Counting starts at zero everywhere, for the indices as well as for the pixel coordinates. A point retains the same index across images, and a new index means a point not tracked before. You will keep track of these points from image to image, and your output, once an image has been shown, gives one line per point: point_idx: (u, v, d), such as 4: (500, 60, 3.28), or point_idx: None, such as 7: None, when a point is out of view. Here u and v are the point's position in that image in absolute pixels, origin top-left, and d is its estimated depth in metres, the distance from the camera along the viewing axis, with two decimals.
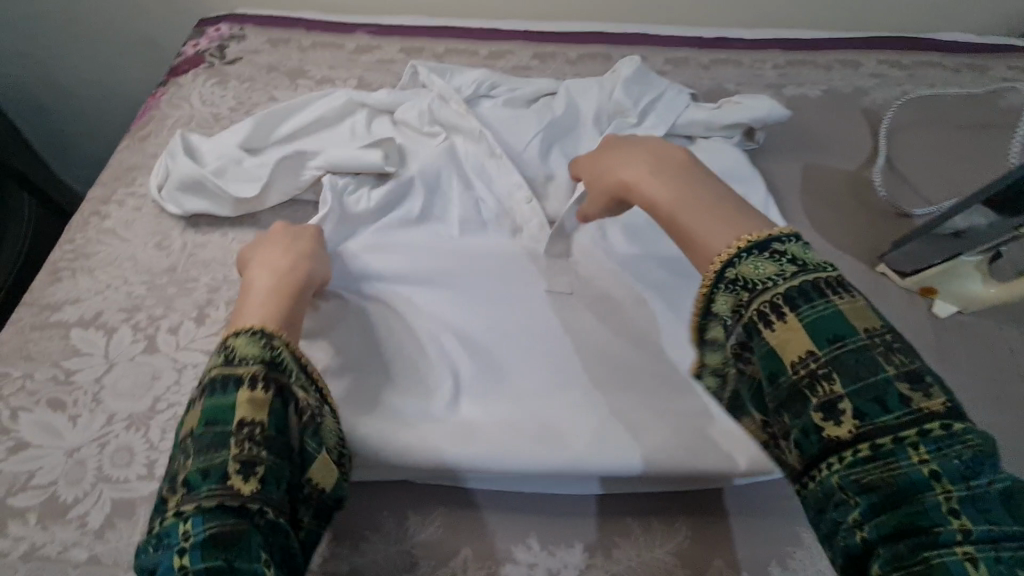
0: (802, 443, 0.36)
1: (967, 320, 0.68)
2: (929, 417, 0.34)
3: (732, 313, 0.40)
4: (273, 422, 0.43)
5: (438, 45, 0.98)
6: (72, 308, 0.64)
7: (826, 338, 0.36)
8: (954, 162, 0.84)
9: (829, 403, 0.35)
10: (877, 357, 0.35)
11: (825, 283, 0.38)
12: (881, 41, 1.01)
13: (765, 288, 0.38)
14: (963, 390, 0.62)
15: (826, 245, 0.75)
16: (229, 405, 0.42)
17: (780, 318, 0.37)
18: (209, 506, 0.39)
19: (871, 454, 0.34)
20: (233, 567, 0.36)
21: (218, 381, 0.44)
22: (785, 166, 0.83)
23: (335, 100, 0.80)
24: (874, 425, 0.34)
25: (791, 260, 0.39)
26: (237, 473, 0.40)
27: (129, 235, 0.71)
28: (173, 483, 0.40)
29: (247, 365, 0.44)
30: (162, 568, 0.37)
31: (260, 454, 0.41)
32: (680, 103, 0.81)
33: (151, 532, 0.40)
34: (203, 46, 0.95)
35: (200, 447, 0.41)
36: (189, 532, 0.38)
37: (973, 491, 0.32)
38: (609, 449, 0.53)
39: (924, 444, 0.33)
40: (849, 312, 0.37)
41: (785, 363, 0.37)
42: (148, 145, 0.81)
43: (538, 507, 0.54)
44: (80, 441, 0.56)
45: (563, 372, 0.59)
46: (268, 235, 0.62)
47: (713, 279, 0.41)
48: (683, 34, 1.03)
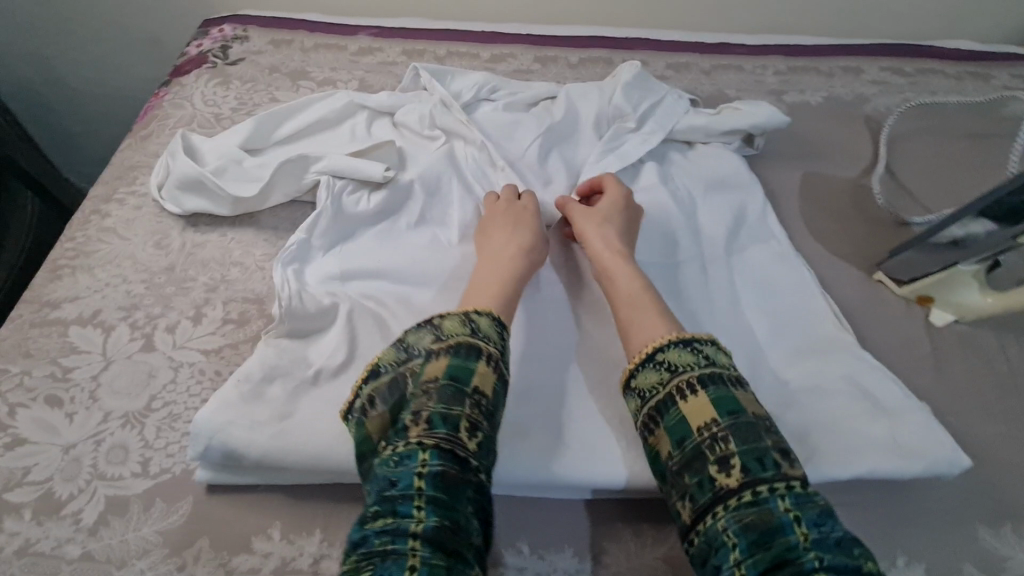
0: (697, 494, 0.46)
1: (965, 329, 0.67)
2: (793, 479, 0.45)
3: (652, 386, 0.52)
4: (493, 401, 0.50)
5: (440, 48, 0.98)
6: (72, 306, 0.65)
7: (725, 410, 0.48)
8: (955, 170, 0.84)
9: (723, 459, 0.46)
10: (761, 431, 0.48)
11: (727, 377, 0.51)
12: (884, 47, 1.01)
13: (684, 371, 0.51)
14: (960, 399, 0.62)
15: (823, 253, 0.75)
16: (471, 370, 0.50)
17: (691, 393, 0.50)
18: (444, 448, 0.46)
19: (752, 498, 0.44)
20: (457, 504, 0.44)
21: (463, 347, 0.52)
22: (784, 173, 0.83)
23: (335, 102, 0.80)
24: (757, 478, 0.45)
25: (704, 355, 0.52)
26: (466, 430, 0.47)
27: (129, 234, 0.72)
28: (417, 416, 0.47)
29: (487, 345, 0.53)
30: (402, 485, 0.44)
31: (481, 421, 0.48)
32: (678, 112, 0.81)
33: (389, 452, 0.46)
34: (207, 46, 0.96)
35: (443, 396, 0.48)
36: (428, 462, 0.45)
37: (822, 534, 0.42)
38: (599, 457, 0.54)
39: (788, 495, 0.44)
40: (742, 398, 0.50)
41: (693, 429, 0.48)
42: (149, 145, 0.82)
43: (528, 511, 0.54)
44: (76, 438, 0.56)
45: (557, 378, 0.59)
46: (496, 208, 0.69)
47: (644, 358, 0.54)
48: (684, 39, 1.03)
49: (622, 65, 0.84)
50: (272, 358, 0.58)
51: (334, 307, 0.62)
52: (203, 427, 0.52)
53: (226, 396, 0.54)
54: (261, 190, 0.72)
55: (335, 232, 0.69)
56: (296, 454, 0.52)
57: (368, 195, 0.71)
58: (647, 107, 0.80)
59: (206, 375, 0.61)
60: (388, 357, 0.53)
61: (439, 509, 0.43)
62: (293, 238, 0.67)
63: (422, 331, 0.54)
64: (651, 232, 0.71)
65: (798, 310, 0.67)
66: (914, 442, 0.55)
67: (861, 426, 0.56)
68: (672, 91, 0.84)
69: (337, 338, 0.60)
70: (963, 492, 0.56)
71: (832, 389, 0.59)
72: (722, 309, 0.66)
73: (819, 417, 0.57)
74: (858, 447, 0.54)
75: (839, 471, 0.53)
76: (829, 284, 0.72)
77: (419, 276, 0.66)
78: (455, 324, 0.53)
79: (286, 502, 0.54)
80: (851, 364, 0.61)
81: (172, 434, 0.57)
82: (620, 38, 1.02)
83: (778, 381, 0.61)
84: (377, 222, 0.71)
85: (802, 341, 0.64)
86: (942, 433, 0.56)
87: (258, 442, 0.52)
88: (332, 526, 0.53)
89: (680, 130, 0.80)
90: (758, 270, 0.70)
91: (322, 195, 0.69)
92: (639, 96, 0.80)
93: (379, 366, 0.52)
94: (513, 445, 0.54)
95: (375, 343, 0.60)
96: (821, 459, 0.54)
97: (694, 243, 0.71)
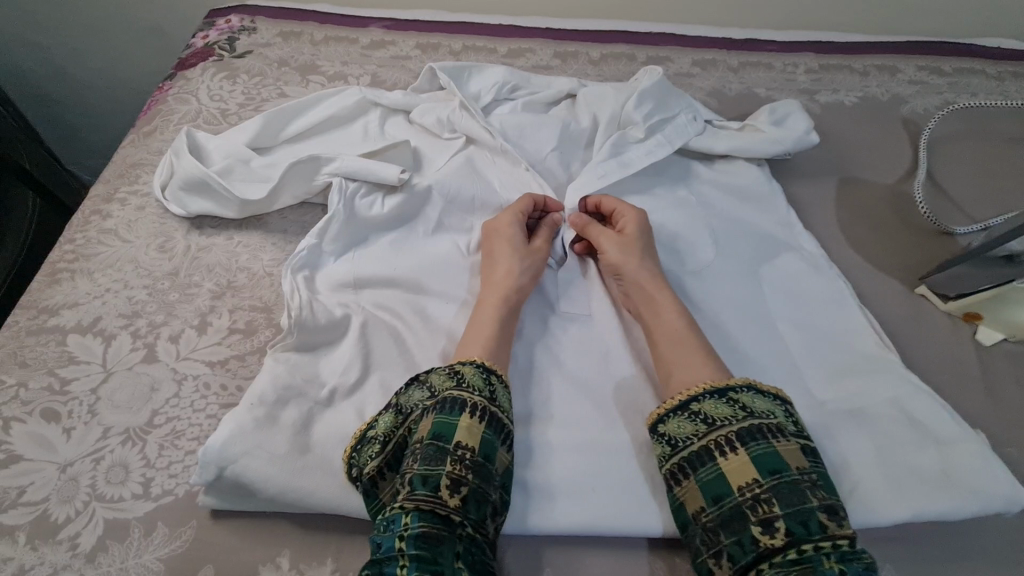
0: (737, 553, 0.44)
1: (1015, 348, 0.64)
2: (841, 538, 0.43)
3: (686, 437, 0.49)
4: (482, 450, 0.47)
5: (455, 42, 0.94)
6: (71, 313, 0.62)
7: (768, 469, 0.46)
8: (999, 177, 0.80)
9: (767, 520, 0.44)
10: (805, 490, 0.45)
11: (768, 428, 0.48)
12: (921, 44, 0.96)
13: (722, 425, 0.48)
14: (1012, 425, 0.58)
15: (862, 264, 0.71)
16: (453, 424, 0.48)
17: (731, 449, 0.47)
18: (425, 508, 0.44)
19: (797, 557, 0.42)
20: (437, 562, 0.42)
21: (446, 401, 0.49)
22: (818, 179, 0.79)
23: (347, 98, 0.76)
24: (801, 539, 0.43)
25: (742, 406, 0.49)
26: (447, 488, 0.45)
27: (131, 236, 0.68)
28: (402, 478, 0.46)
29: (472, 393, 0.50)
30: (386, 548, 0.43)
31: (467, 476, 0.46)
32: (691, 128, 0.75)
33: (381, 517, 0.46)
34: (213, 38, 0.92)
35: (425, 456, 0.46)
36: (410, 525, 0.43)
37: None
38: (632, 501, 0.51)
39: (835, 554, 0.42)
40: (786, 452, 0.46)
41: (732, 487, 0.46)
42: (153, 141, 0.78)
43: (554, 544, 0.51)
44: (74, 455, 0.53)
45: (579, 407, 0.56)
46: (493, 235, 0.65)
47: (677, 405, 0.51)
48: (711, 35, 0.98)
49: (650, 69, 0.79)
50: (283, 377, 0.54)
51: (346, 319, 0.59)
52: (213, 454, 0.49)
53: (239, 421, 0.51)
54: (270, 191, 0.68)
55: (346, 238, 0.65)
56: (318, 486, 0.49)
57: (383, 198, 0.68)
58: (661, 116, 0.75)
59: (212, 389, 0.57)
60: (385, 418, 0.51)
61: (422, 566, 0.42)
62: (304, 244, 0.63)
63: (412, 387, 0.52)
64: (677, 245, 0.68)
65: (837, 327, 0.63)
66: (966, 477, 0.51)
67: (907, 457, 0.53)
68: (694, 104, 0.78)
69: (351, 355, 0.57)
70: (1015, 527, 0.53)
71: (875, 414, 0.56)
72: (751, 323, 0.62)
73: (862, 447, 0.53)
74: (904, 484, 0.51)
75: (883, 509, 0.50)
76: (868, 299, 0.68)
77: (437, 287, 0.64)
78: (442, 375, 0.52)
79: (296, 528, 0.50)
80: (896, 387, 0.57)
81: (175, 452, 0.53)
82: (644, 33, 0.98)
83: (814, 404, 0.57)
84: (391, 227, 0.67)
85: (839, 358, 0.60)
86: (998, 466, 0.52)
87: (269, 470, 0.49)
88: (346, 558, 0.49)
89: (693, 144, 0.75)
90: (793, 283, 0.66)
91: (335, 199, 0.65)
92: (652, 106, 0.74)
93: (376, 427, 0.51)
94: (540, 487, 0.51)
95: (395, 362, 0.57)
96: (862, 496, 0.50)
97: (725, 257, 0.67)
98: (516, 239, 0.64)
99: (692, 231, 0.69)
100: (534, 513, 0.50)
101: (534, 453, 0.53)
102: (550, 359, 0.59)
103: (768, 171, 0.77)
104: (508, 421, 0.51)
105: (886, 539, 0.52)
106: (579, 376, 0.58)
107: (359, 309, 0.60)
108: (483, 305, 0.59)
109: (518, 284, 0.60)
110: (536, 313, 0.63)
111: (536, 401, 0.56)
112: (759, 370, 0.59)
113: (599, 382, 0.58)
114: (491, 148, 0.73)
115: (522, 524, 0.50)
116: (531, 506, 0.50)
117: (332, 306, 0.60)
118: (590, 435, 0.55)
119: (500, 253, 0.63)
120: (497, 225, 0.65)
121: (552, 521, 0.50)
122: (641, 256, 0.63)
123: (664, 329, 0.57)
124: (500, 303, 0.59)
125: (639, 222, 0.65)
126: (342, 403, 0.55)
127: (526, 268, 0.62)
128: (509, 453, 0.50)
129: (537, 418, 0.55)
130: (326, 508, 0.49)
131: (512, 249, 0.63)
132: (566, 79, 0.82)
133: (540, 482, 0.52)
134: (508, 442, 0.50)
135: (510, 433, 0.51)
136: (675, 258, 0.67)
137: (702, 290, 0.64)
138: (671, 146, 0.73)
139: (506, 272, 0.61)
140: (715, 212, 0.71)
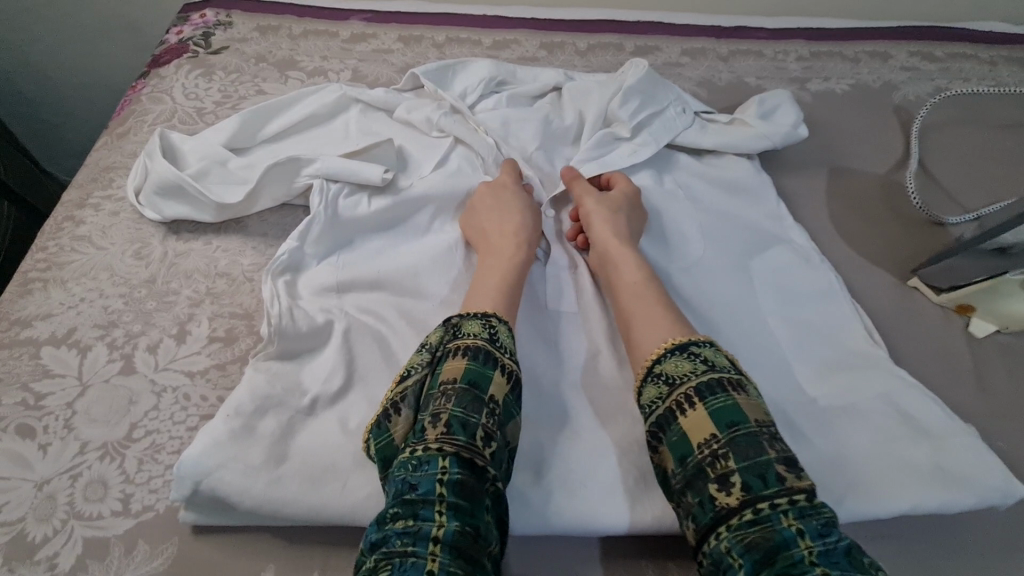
0: (699, 514, 0.43)
1: (1008, 339, 0.63)
2: (799, 492, 0.42)
3: (652, 401, 0.49)
4: (511, 409, 0.48)
5: (438, 34, 0.92)
6: (44, 324, 0.60)
7: (724, 423, 0.45)
8: (992, 165, 0.79)
9: (724, 476, 0.43)
10: (763, 442, 0.44)
11: (727, 381, 0.47)
12: (913, 30, 0.94)
13: (682, 383, 0.48)
14: (1005, 417, 0.58)
15: (854, 256, 0.70)
16: (489, 377, 0.48)
17: (689, 406, 0.46)
18: (464, 456, 0.44)
19: (754, 517, 0.41)
20: (472, 513, 0.42)
21: (481, 353, 0.49)
22: (809, 169, 0.78)
23: (327, 95, 0.74)
24: (758, 495, 0.42)
25: (702, 359, 0.49)
26: (482, 440, 0.45)
27: (106, 243, 0.66)
28: (435, 419, 0.45)
29: (506, 352, 0.50)
30: (422, 490, 0.42)
31: (497, 431, 0.46)
32: (678, 124, 0.74)
33: (406, 456, 0.44)
34: (188, 34, 0.89)
35: (462, 400, 0.46)
36: (448, 470, 0.43)
37: (827, 546, 0.39)
38: (619, 504, 0.50)
39: (792, 510, 0.41)
40: (744, 404, 0.46)
41: (692, 445, 0.45)
42: (126, 143, 0.76)
43: (546, 551, 0.50)
44: (50, 472, 0.51)
45: (565, 411, 0.55)
46: (491, 194, 0.66)
47: (643, 374, 0.51)
48: (700, 22, 0.96)
49: (638, 61, 0.77)
50: (263, 387, 0.53)
51: (328, 326, 0.58)
52: (189, 468, 0.48)
53: (216, 433, 0.50)
54: (248, 194, 0.66)
55: (329, 239, 0.64)
56: (302, 496, 0.48)
57: (368, 199, 0.66)
58: (647, 113, 0.73)
59: (192, 399, 0.56)
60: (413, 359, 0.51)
61: (460, 516, 0.41)
62: (283, 247, 0.61)
63: (442, 331, 0.52)
64: (668, 231, 0.67)
65: (829, 322, 0.62)
66: (961, 470, 0.51)
67: (901, 452, 0.52)
68: (683, 98, 0.77)
69: (334, 361, 0.56)
70: (1010, 519, 0.53)
71: (868, 409, 0.55)
72: (742, 318, 0.61)
73: (856, 444, 0.53)
74: (900, 478, 0.50)
75: (879, 505, 0.49)
76: (860, 292, 0.67)
77: (424, 288, 0.62)
78: (476, 325, 0.51)
79: (281, 542, 0.49)
80: (886, 382, 0.56)
81: (155, 466, 0.52)
82: (632, 22, 0.96)
83: (806, 401, 0.56)
84: (377, 228, 0.66)
85: (831, 354, 0.59)
86: (991, 458, 0.51)
87: (250, 486, 0.48)
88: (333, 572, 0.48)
89: (679, 141, 0.74)
90: (783, 276, 0.65)
91: (317, 200, 0.64)
92: (638, 103, 0.73)
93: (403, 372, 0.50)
94: (529, 493, 0.50)
95: (379, 369, 0.56)
96: (854, 494, 0.50)
97: (716, 249, 0.66)
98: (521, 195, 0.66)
99: (679, 227, 0.67)
100: (525, 518, 0.49)
101: (525, 457, 0.52)
102: (541, 359, 0.58)
103: (758, 162, 0.76)
104: None
105: (881, 535, 0.51)
106: (567, 378, 0.57)
107: (343, 315, 0.59)
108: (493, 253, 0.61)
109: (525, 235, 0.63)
110: (528, 312, 0.61)
111: (527, 404, 0.55)
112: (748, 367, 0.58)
113: (588, 386, 0.57)
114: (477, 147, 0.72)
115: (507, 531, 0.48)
116: (519, 512, 0.49)
117: (315, 312, 0.58)
118: (582, 437, 0.53)
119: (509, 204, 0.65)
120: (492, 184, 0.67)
121: (540, 522, 0.49)
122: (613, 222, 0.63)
123: (637, 291, 0.57)
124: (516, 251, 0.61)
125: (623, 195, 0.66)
126: (325, 413, 0.53)
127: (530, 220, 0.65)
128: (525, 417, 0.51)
129: (527, 421, 0.54)
130: (309, 519, 0.48)
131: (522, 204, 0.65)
132: (553, 72, 0.80)
133: (528, 489, 0.50)
134: None
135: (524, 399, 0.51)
136: (669, 248, 0.66)
137: (697, 284, 0.63)
138: (656, 145, 0.72)
139: (516, 228, 0.63)
140: (704, 206, 0.70)
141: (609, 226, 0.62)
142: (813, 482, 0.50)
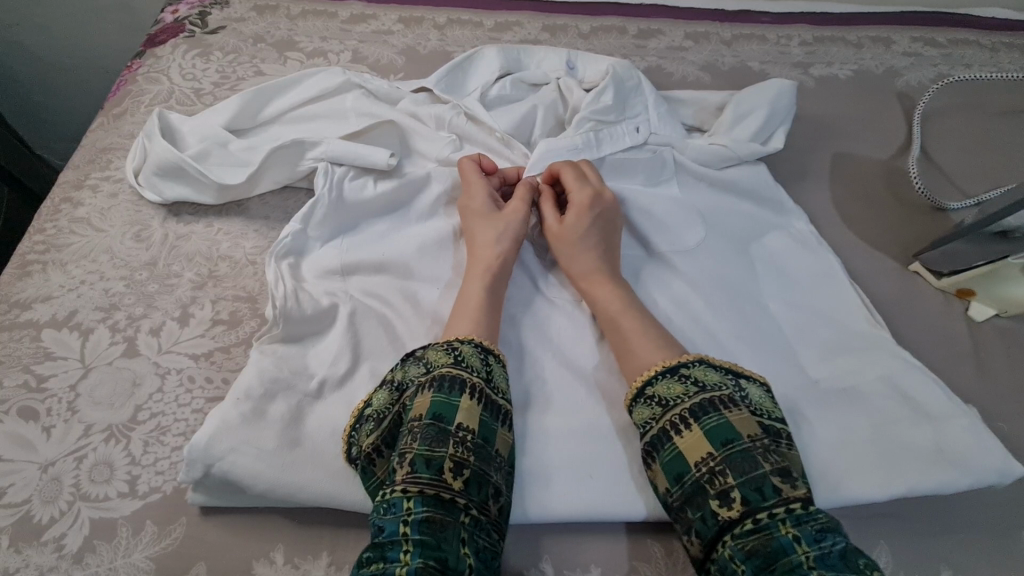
0: (702, 529, 0.44)
1: (1007, 324, 0.64)
2: (795, 500, 0.43)
3: (645, 422, 0.50)
4: (482, 432, 0.47)
5: (439, 15, 0.90)
6: (44, 307, 0.59)
7: (719, 442, 0.45)
8: (990, 152, 0.79)
9: (724, 492, 0.44)
10: (757, 456, 0.44)
11: (718, 399, 0.47)
12: (915, 16, 0.94)
13: (674, 405, 0.48)
14: (1002, 401, 0.59)
15: (855, 242, 0.70)
16: (454, 406, 0.47)
17: (685, 427, 0.47)
18: (429, 493, 0.43)
19: (754, 526, 0.42)
20: (442, 549, 0.41)
21: (447, 380, 0.48)
22: (813, 154, 0.78)
23: (331, 78, 0.73)
24: (756, 507, 0.43)
25: (693, 380, 0.49)
26: (450, 471, 0.44)
27: (105, 225, 0.66)
28: (400, 459, 0.45)
29: (472, 373, 0.49)
30: (388, 532, 0.42)
31: (469, 459, 0.45)
32: (629, 138, 0.70)
33: (379, 498, 0.45)
34: (183, 12, 0.87)
35: (426, 436, 0.45)
36: (413, 511, 0.42)
37: (823, 549, 0.41)
38: (626, 489, 0.51)
39: (790, 519, 0.42)
40: (737, 421, 0.46)
41: (689, 464, 0.46)
42: (123, 124, 0.75)
43: (553, 530, 0.51)
44: (55, 455, 0.51)
45: (572, 395, 0.55)
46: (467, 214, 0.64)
47: (634, 394, 0.51)
48: (703, 6, 0.95)
49: (610, 67, 0.74)
50: (269, 370, 0.53)
51: (333, 309, 0.57)
52: (199, 451, 0.47)
53: (224, 416, 0.49)
54: (249, 176, 0.66)
55: (334, 222, 0.63)
56: (309, 480, 0.48)
57: (374, 182, 0.66)
58: (602, 117, 0.70)
59: (196, 382, 0.56)
60: (380, 395, 0.50)
61: (425, 552, 0.41)
62: (287, 230, 0.61)
63: (408, 362, 0.51)
64: (663, 220, 0.67)
65: (831, 305, 0.62)
66: (959, 451, 0.52)
67: (902, 435, 0.53)
68: (648, 109, 0.73)
69: (340, 345, 0.55)
70: (1005, 498, 0.54)
71: (866, 391, 0.56)
72: (744, 305, 0.61)
73: (856, 428, 0.53)
74: (898, 462, 0.51)
75: (877, 488, 0.50)
76: (861, 278, 0.68)
77: (427, 273, 0.62)
78: (439, 351, 0.50)
79: (289, 523, 0.50)
80: (887, 364, 0.57)
81: (161, 449, 0.52)
82: (636, 5, 0.95)
83: (808, 384, 0.57)
84: (382, 212, 0.65)
85: (832, 337, 0.60)
86: (989, 439, 0.52)
87: (256, 469, 0.48)
88: (342, 553, 0.49)
89: (655, 140, 0.71)
90: (783, 260, 0.66)
91: (321, 182, 0.63)
92: (601, 108, 0.70)
93: (372, 405, 0.50)
94: (535, 478, 0.50)
95: (386, 350, 0.56)
96: (857, 475, 0.50)
97: (723, 235, 0.66)
98: (489, 210, 0.63)
99: (679, 213, 0.67)
100: (535, 503, 0.49)
101: (532, 441, 0.52)
102: (542, 343, 0.58)
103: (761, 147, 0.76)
104: (505, 403, 0.50)
105: (879, 516, 0.52)
106: (572, 365, 0.57)
107: (347, 297, 0.59)
108: (467, 278, 0.59)
109: (498, 255, 0.60)
110: (528, 299, 0.62)
111: (534, 390, 0.55)
112: (753, 349, 0.58)
113: (593, 367, 0.58)
114: (483, 144, 0.71)
115: (522, 514, 0.49)
116: (529, 493, 0.50)
117: (320, 294, 0.58)
118: (587, 423, 0.54)
119: (474, 229, 0.62)
120: (467, 203, 0.64)
121: (548, 506, 0.49)
122: (579, 245, 0.62)
123: (622, 310, 0.57)
124: (484, 275, 0.58)
125: (585, 207, 0.63)
126: (331, 395, 0.53)
127: (502, 233, 0.62)
128: (510, 433, 0.49)
129: (534, 407, 0.54)
130: (317, 502, 0.48)
131: (496, 228, 0.62)
132: (557, 57, 0.79)
133: (537, 471, 0.51)
134: (507, 423, 0.49)
135: (505, 418, 0.50)
136: (674, 233, 0.66)
137: (702, 273, 0.63)
138: (598, 153, 0.69)
139: (487, 248, 0.60)
140: (703, 192, 0.70)
141: (587, 251, 0.61)
142: (809, 472, 0.51)
